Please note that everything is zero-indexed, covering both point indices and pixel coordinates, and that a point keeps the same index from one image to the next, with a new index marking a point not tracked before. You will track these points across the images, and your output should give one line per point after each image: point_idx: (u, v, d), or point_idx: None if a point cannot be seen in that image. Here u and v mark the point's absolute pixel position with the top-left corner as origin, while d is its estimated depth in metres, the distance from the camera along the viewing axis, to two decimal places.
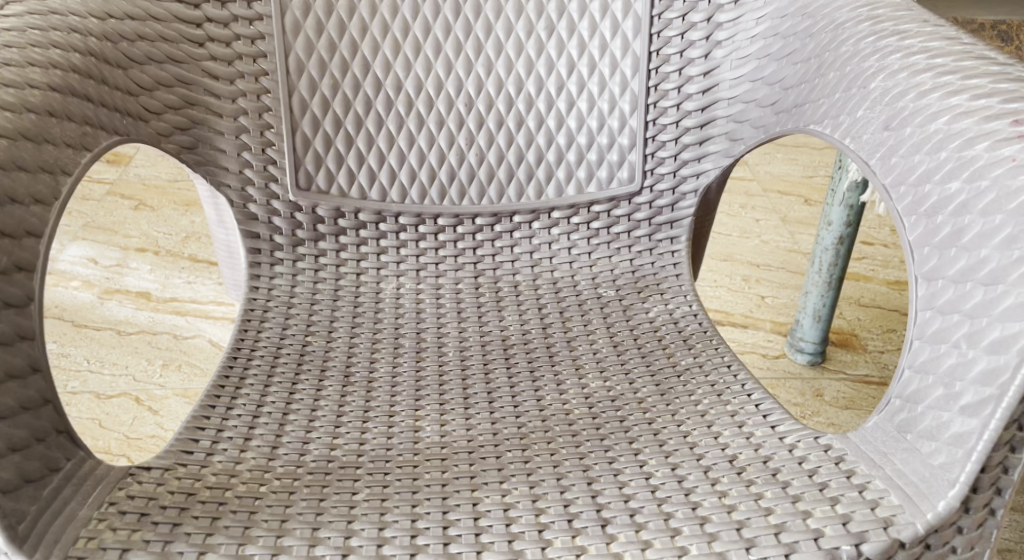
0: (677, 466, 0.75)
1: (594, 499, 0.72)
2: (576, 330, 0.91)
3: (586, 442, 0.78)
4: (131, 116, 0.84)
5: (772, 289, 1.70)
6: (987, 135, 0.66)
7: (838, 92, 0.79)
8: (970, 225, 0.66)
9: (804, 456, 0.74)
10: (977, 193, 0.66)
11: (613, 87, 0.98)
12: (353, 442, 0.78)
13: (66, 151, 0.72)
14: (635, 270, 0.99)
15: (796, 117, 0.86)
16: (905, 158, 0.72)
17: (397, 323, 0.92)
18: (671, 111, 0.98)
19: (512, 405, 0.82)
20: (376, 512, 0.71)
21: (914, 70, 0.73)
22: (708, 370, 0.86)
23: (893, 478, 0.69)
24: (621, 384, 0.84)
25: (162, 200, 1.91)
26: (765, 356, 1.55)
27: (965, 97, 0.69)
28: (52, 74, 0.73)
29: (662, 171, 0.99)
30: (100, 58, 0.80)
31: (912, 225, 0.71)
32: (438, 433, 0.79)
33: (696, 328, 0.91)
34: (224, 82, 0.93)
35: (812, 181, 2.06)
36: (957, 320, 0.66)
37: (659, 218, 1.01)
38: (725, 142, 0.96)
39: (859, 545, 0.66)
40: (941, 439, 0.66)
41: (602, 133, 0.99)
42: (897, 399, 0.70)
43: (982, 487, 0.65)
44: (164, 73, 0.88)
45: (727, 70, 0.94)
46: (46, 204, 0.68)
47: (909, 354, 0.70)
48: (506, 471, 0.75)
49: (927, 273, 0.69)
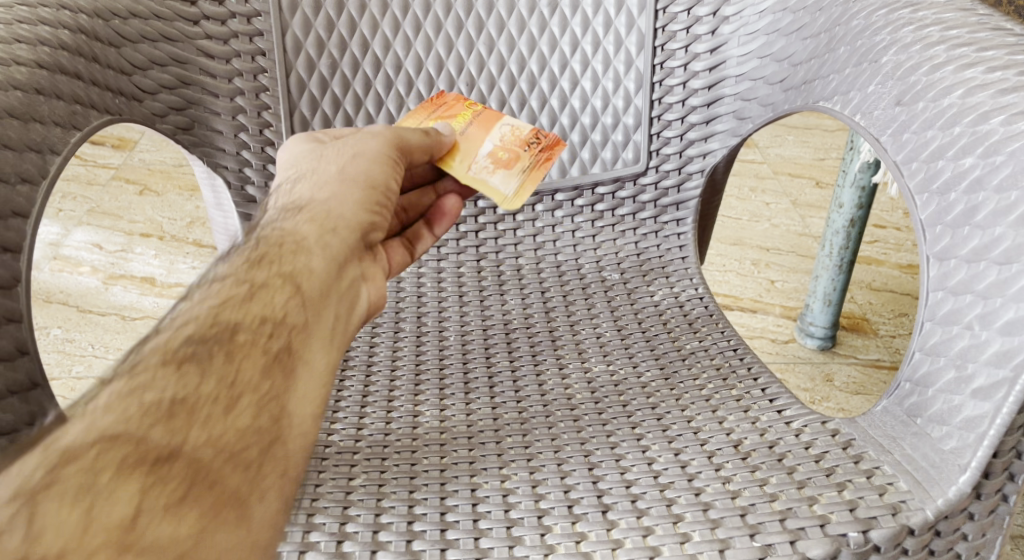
0: (680, 452, 0.73)
1: (595, 485, 0.70)
2: (579, 313, 0.89)
3: (587, 428, 0.76)
4: (124, 96, 0.82)
5: (781, 274, 1.68)
6: (1002, 109, 0.64)
7: (848, 67, 0.77)
8: (984, 203, 0.64)
9: (811, 441, 0.72)
10: (992, 169, 0.64)
11: (618, 64, 0.96)
12: (351, 427, 0.77)
13: (54, 130, 0.71)
14: (640, 253, 0.97)
15: (804, 94, 0.83)
16: (917, 134, 0.70)
17: (397, 307, 0.90)
18: (677, 89, 0.96)
19: (513, 390, 0.81)
20: (372, 498, 0.69)
21: (928, 43, 0.71)
22: (713, 354, 0.84)
23: (902, 463, 0.67)
24: (625, 368, 0.83)
25: (167, 185, 1.89)
26: (774, 341, 1.53)
27: (981, 70, 0.67)
28: (39, 52, 0.71)
29: (668, 152, 0.97)
30: (91, 35, 0.78)
31: (924, 203, 0.68)
32: (438, 418, 0.78)
33: (702, 312, 0.89)
34: (219, 62, 0.91)
35: (824, 164, 2.03)
36: (969, 301, 0.64)
37: (664, 200, 0.98)
38: (732, 121, 0.93)
39: (866, 532, 0.64)
40: (953, 423, 0.64)
41: (607, 113, 0.98)
42: (907, 382, 0.68)
43: (995, 472, 0.63)
44: (158, 51, 0.86)
45: (734, 46, 0.92)
46: (33, 184, 0.68)
47: (919, 337, 0.67)
48: (506, 456, 0.73)
49: (938, 253, 0.67)
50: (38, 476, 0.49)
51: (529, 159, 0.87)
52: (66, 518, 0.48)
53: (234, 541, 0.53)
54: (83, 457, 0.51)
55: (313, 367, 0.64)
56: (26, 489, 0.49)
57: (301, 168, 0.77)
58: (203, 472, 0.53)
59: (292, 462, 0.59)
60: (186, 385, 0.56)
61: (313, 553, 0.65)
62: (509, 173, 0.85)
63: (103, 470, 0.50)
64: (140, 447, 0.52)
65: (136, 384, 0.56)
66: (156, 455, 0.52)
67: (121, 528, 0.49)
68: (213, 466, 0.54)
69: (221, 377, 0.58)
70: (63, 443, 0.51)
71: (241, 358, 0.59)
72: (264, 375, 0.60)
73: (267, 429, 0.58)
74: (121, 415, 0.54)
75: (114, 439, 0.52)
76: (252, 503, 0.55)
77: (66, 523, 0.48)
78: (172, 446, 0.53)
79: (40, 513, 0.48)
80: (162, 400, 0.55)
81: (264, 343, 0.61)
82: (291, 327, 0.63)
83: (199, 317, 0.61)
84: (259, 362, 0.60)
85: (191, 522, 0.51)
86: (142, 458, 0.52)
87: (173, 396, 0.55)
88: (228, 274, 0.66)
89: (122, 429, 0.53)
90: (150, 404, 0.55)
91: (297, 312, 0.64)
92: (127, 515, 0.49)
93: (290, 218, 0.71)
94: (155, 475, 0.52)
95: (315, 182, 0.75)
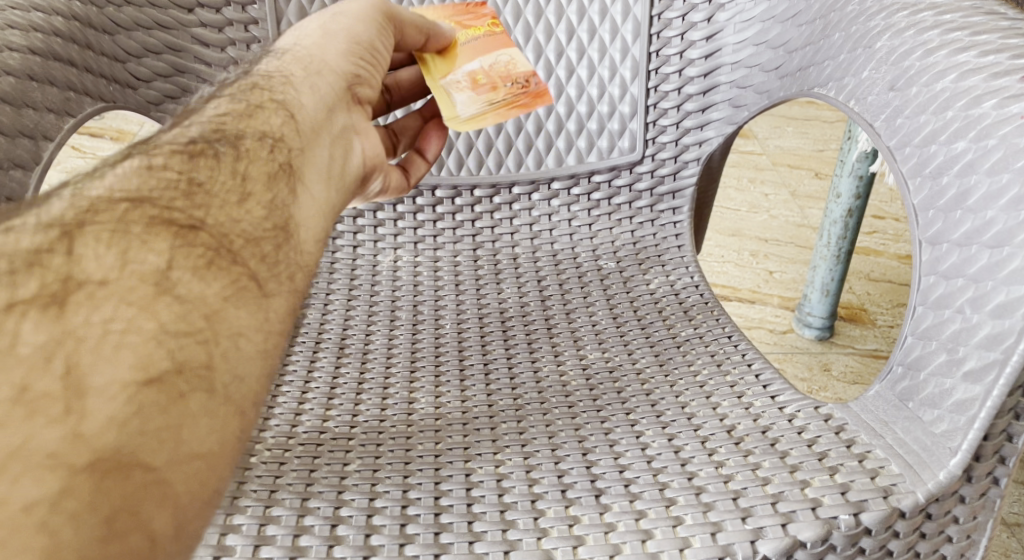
0: (673, 437, 0.73)
1: (588, 470, 0.70)
2: (575, 301, 0.90)
3: (581, 414, 0.76)
4: (118, 83, 0.82)
5: (779, 264, 1.68)
6: (994, 92, 0.64)
7: (843, 53, 0.77)
8: (976, 186, 0.64)
9: (804, 427, 0.72)
10: (984, 152, 0.64)
11: (614, 53, 0.97)
12: (346, 413, 0.77)
13: (47, 116, 0.72)
14: (636, 241, 0.97)
15: (800, 81, 0.83)
16: (910, 118, 0.70)
17: (393, 295, 0.90)
18: (672, 77, 0.96)
19: (508, 377, 0.81)
20: (366, 483, 0.69)
21: (921, 28, 0.71)
22: (708, 340, 0.84)
23: (894, 447, 0.67)
24: (620, 355, 0.83)
25: None
26: (772, 331, 1.53)
27: (974, 54, 0.67)
28: (32, 38, 0.72)
29: (664, 140, 0.98)
30: (84, 23, 0.79)
31: (916, 188, 0.68)
32: (433, 404, 0.78)
33: (697, 300, 0.89)
34: (214, 49, 0.91)
35: (823, 155, 2.03)
36: (960, 285, 0.64)
37: (660, 188, 0.99)
38: (727, 109, 0.93)
39: (858, 515, 0.64)
40: (944, 406, 0.65)
41: (603, 102, 0.98)
42: (899, 366, 0.68)
43: (985, 455, 0.64)
44: (151, 39, 0.86)
45: (729, 34, 0.92)
46: (26, 169, 0.69)
47: (911, 321, 0.68)
48: (500, 442, 0.73)
49: (931, 237, 0.67)
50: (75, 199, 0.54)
51: (502, 95, 0.86)
52: (102, 254, 0.51)
53: (250, 319, 0.55)
54: (135, 176, 0.57)
55: (316, 193, 0.64)
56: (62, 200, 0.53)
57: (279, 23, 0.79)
58: (246, 246, 0.57)
59: (303, 268, 0.60)
60: (202, 122, 0.64)
61: (307, 537, 0.65)
62: (475, 98, 0.84)
63: (128, 226, 0.53)
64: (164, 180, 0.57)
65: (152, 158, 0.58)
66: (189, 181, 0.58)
67: (154, 276, 0.52)
68: (252, 241, 0.58)
69: (233, 115, 0.64)
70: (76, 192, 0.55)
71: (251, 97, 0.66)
72: (285, 109, 0.66)
73: (278, 233, 0.60)
74: (125, 175, 0.57)
75: (153, 158, 0.59)
76: (271, 290, 0.57)
77: (104, 259, 0.51)
78: (192, 218, 0.56)
79: (76, 248, 0.51)
80: (187, 132, 0.62)
81: (270, 91, 0.67)
82: (290, 147, 0.64)
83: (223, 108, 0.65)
84: (281, 113, 0.65)
85: (213, 290, 0.53)
86: (180, 179, 0.58)
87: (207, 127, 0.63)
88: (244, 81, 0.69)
89: (162, 160, 0.59)
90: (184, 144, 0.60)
91: (293, 69, 0.69)
92: (158, 266, 0.52)
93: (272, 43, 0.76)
94: (181, 239, 0.54)
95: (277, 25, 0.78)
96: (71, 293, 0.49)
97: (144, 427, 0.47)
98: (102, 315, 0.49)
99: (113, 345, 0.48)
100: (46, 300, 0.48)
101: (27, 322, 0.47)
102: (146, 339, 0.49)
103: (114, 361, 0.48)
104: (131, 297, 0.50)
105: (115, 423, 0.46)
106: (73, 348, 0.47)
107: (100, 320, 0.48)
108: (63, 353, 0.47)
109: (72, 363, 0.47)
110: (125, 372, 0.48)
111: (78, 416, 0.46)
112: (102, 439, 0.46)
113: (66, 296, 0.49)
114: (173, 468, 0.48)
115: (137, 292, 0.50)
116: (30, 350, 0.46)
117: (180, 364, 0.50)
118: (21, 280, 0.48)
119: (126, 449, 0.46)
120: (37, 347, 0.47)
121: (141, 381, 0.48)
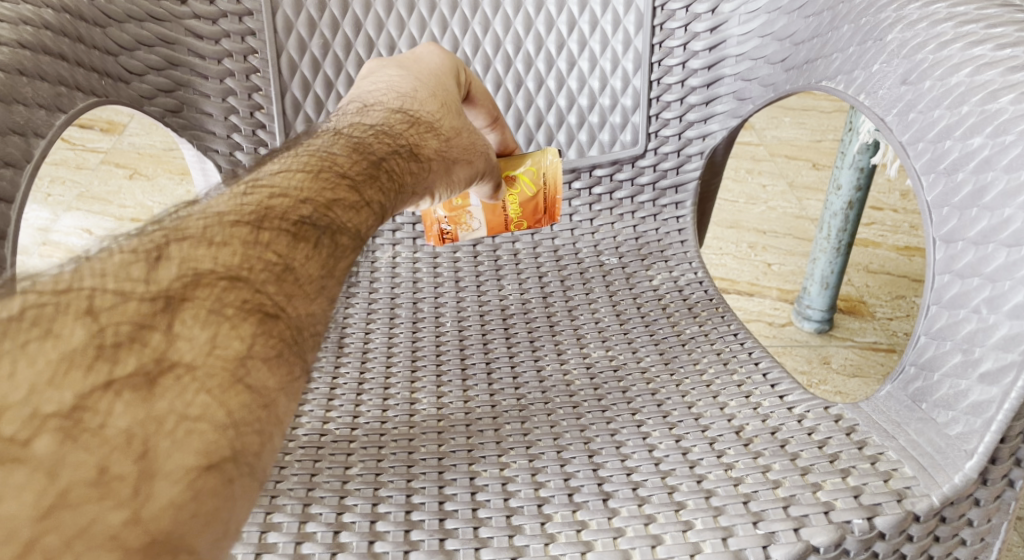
0: (681, 439, 0.72)
1: (595, 472, 0.69)
2: (578, 298, 0.88)
3: (587, 414, 0.75)
4: (110, 77, 0.80)
5: (778, 257, 1.67)
6: (1011, 87, 0.63)
7: (852, 46, 0.76)
8: (993, 183, 0.63)
9: (813, 427, 0.71)
10: (1001, 149, 0.62)
11: (615, 44, 0.95)
12: (347, 415, 0.76)
13: (38, 112, 0.70)
14: (639, 236, 0.96)
15: (807, 74, 0.82)
16: (923, 113, 0.68)
17: (392, 292, 0.89)
18: (676, 70, 0.94)
19: (511, 376, 0.80)
20: (370, 487, 0.68)
21: (934, 20, 0.69)
22: (714, 339, 0.83)
23: (907, 448, 0.66)
24: (624, 353, 0.82)
25: (156, 169, 1.86)
26: (771, 324, 1.52)
27: (989, 47, 0.65)
28: (21, 31, 0.70)
29: (667, 133, 0.96)
30: (75, 15, 0.77)
31: (930, 184, 0.67)
32: (434, 405, 0.77)
33: (702, 296, 0.88)
34: (208, 42, 0.89)
35: (821, 146, 2.02)
36: (977, 284, 0.63)
37: (663, 182, 0.97)
38: (732, 102, 0.92)
39: (872, 519, 0.62)
40: (959, 408, 0.63)
41: (604, 95, 0.96)
42: (913, 366, 0.67)
43: (1002, 458, 0.62)
44: (144, 31, 0.84)
45: (734, 25, 0.90)
46: (17, 168, 0.67)
47: (925, 320, 0.66)
48: (505, 444, 0.72)
49: (945, 235, 0.66)
50: (180, 262, 0.51)
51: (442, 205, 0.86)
52: (196, 334, 0.48)
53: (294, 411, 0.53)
54: (233, 246, 0.54)
55: None
56: (163, 257, 0.51)
57: (435, 70, 0.77)
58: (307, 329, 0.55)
59: None
60: (314, 193, 0.60)
61: (309, 544, 0.63)
62: None
63: (222, 307, 0.50)
64: (262, 255, 0.54)
65: (254, 221, 0.56)
66: (283, 261, 0.55)
67: (235, 362, 0.49)
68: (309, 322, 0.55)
69: (340, 201, 0.61)
70: (180, 252, 0.52)
71: (362, 187, 0.63)
72: (379, 218, 0.64)
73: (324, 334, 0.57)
74: (221, 242, 0.54)
75: (260, 228, 0.55)
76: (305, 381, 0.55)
77: (196, 340, 0.48)
78: (275, 302, 0.53)
79: (174, 325, 0.48)
80: (297, 204, 0.59)
81: (382, 195, 0.64)
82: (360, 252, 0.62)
83: (331, 177, 0.62)
84: (375, 219, 0.63)
85: (277, 379, 0.51)
86: (277, 262, 0.55)
87: (315, 203, 0.59)
88: (357, 151, 0.65)
89: (262, 222, 0.56)
90: (290, 209, 0.58)
91: (406, 180, 0.68)
92: (240, 352, 0.49)
93: (416, 101, 0.73)
94: (263, 326, 0.51)
95: (433, 90, 0.75)
96: (162, 374, 0.46)
97: (197, 513, 0.44)
98: (184, 400, 0.46)
99: (184, 430, 0.45)
100: (139, 379, 0.46)
101: (120, 403, 0.45)
102: (215, 428, 0.46)
103: (182, 446, 0.45)
104: (211, 383, 0.47)
105: (173, 509, 0.44)
106: (152, 432, 0.45)
107: (181, 406, 0.46)
108: (142, 436, 0.44)
109: (150, 446, 0.44)
110: (190, 457, 0.45)
111: (141, 499, 0.43)
112: (159, 523, 0.43)
113: (157, 377, 0.46)
114: (212, 556, 0.45)
115: (216, 379, 0.48)
116: (115, 432, 0.44)
117: (237, 451, 0.47)
118: (120, 355, 0.46)
119: (179, 534, 0.44)
120: (120, 432, 0.44)
121: (201, 466, 0.45)
